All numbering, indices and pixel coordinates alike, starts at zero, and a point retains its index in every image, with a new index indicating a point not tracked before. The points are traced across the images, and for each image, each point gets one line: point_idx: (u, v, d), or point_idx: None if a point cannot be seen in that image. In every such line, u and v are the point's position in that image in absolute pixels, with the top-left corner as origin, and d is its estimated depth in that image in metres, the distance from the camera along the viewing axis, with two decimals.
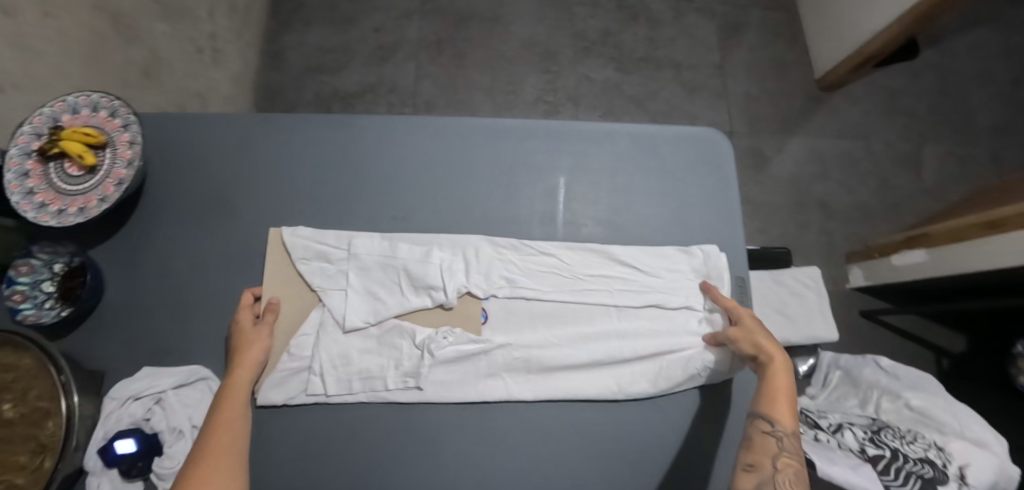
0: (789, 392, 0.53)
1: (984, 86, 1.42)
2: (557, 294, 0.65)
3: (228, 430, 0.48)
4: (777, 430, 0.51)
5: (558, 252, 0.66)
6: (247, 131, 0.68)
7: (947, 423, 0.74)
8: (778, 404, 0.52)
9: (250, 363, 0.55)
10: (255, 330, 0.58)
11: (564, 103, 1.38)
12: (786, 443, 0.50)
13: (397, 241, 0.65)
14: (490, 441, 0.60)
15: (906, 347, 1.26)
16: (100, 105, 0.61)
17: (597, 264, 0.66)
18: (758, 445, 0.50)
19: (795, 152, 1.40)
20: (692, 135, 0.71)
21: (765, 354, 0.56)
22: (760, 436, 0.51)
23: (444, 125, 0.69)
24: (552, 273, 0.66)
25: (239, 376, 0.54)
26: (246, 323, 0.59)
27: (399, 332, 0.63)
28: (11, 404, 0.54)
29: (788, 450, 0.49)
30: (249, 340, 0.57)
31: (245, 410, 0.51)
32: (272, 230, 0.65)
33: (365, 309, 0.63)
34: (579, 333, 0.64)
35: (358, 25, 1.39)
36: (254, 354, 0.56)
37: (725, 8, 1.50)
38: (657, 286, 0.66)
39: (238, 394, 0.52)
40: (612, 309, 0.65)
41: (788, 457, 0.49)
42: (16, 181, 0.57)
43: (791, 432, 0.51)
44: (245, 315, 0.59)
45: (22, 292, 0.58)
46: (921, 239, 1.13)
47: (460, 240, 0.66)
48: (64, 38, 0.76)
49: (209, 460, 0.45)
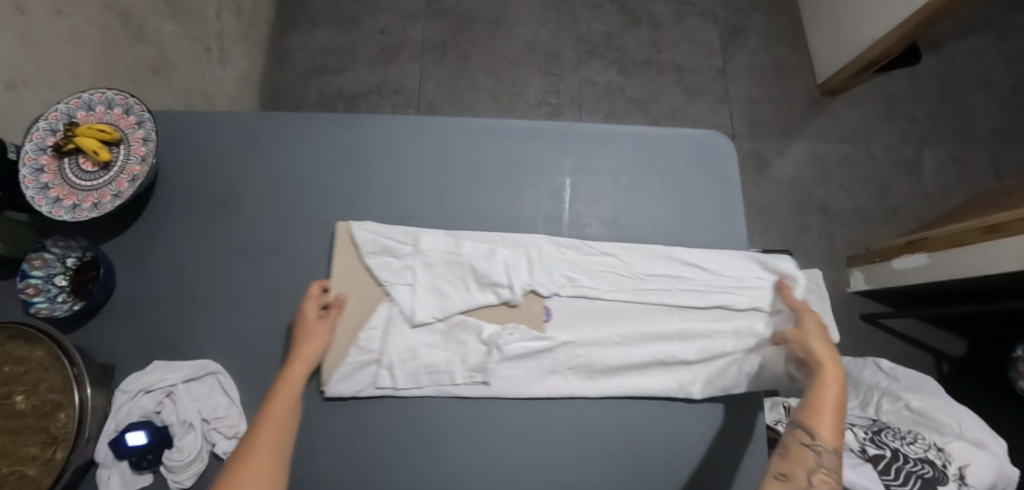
0: (838, 409, 0.50)
1: (984, 92, 1.43)
2: (617, 294, 0.66)
3: (280, 424, 0.48)
4: (818, 444, 0.48)
5: (617, 252, 0.67)
6: (255, 129, 0.69)
7: (946, 424, 0.75)
8: (827, 419, 0.50)
9: (307, 356, 0.56)
10: (319, 325, 0.59)
11: (567, 105, 1.39)
12: (826, 460, 0.47)
13: (462, 238, 0.66)
14: (495, 437, 0.61)
15: (905, 350, 1.27)
16: (114, 102, 0.62)
17: (656, 264, 0.67)
18: (795, 454, 0.48)
19: (796, 156, 1.41)
20: (696, 137, 0.72)
21: (824, 368, 0.54)
22: (799, 445, 0.48)
23: (451, 125, 0.70)
24: (612, 273, 0.67)
25: (293, 370, 0.54)
26: (310, 318, 0.59)
27: (465, 328, 0.64)
28: (23, 396, 0.55)
29: (826, 466, 0.47)
30: (308, 336, 0.58)
31: (294, 406, 0.51)
32: (339, 224, 0.65)
33: (433, 304, 0.64)
34: (640, 332, 0.65)
35: (363, 25, 1.40)
36: (311, 350, 0.57)
37: (727, 12, 1.51)
38: (721, 286, 0.67)
39: (289, 390, 0.52)
40: (672, 309, 0.67)
41: (826, 474, 0.46)
42: (31, 176, 0.58)
43: (834, 451, 0.48)
44: (311, 309, 0.60)
45: (36, 285, 0.59)
46: (921, 244, 1.14)
47: (523, 240, 0.67)
48: (76, 36, 0.77)
49: (255, 456, 0.44)
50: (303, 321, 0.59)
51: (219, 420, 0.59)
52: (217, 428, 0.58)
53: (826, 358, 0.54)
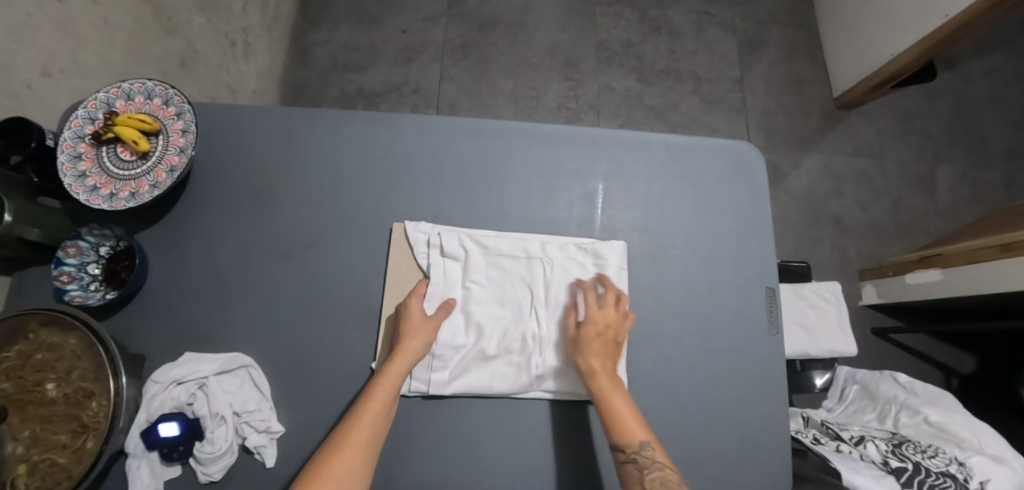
0: (627, 409, 0.56)
1: (998, 111, 1.44)
2: (661, 302, 0.67)
3: (369, 422, 0.51)
4: (636, 454, 0.53)
5: (661, 260, 0.68)
6: (290, 125, 0.69)
7: (965, 438, 0.75)
8: (624, 429, 0.55)
9: (408, 353, 0.57)
10: (425, 323, 0.60)
11: (585, 111, 1.40)
12: (650, 460, 0.53)
13: (511, 240, 0.67)
14: (521, 435, 0.62)
15: (915, 364, 1.28)
16: (153, 93, 0.62)
17: (696, 272, 0.68)
18: (626, 476, 0.53)
19: (811, 168, 1.42)
20: (729, 149, 0.73)
21: (597, 381, 0.58)
22: (623, 468, 0.54)
23: (486, 127, 0.70)
24: (656, 280, 0.68)
25: (394, 366, 0.56)
26: (416, 318, 0.60)
27: (509, 332, 0.64)
28: (55, 384, 0.54)
29: (648, 467, 0.52)
30: (411, 332, 0.59)
31: (389, 402, 0.54)
32: (395, 225, 0.66)
33: (483, 305, 0.65)
34: (680, 339, 0.66)
35: (385, 25, 1.41)
36: (411, 347, 0.58)
37: (746, 24, 1.53)
38: (755, 296, 0.69)
39: (388, 386, 0.54)
40: (712, 318, 0.67)
41: (651, 474, 0.52)
42: (69, 163, 0.59)
43: (646, 445, 0.54)
44: (415, 307, 0.61)
45: (69, 273, 0.59)
46: (936, 259, 1.14)
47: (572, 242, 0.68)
48: (110, 26, 0.78)
49: (347, 453, 0.48)
50: (410, 317, 0.60)
51: (251, 413, 0.59)
52: (248, 421, 0.58)
53: (595, 368, 0.59)
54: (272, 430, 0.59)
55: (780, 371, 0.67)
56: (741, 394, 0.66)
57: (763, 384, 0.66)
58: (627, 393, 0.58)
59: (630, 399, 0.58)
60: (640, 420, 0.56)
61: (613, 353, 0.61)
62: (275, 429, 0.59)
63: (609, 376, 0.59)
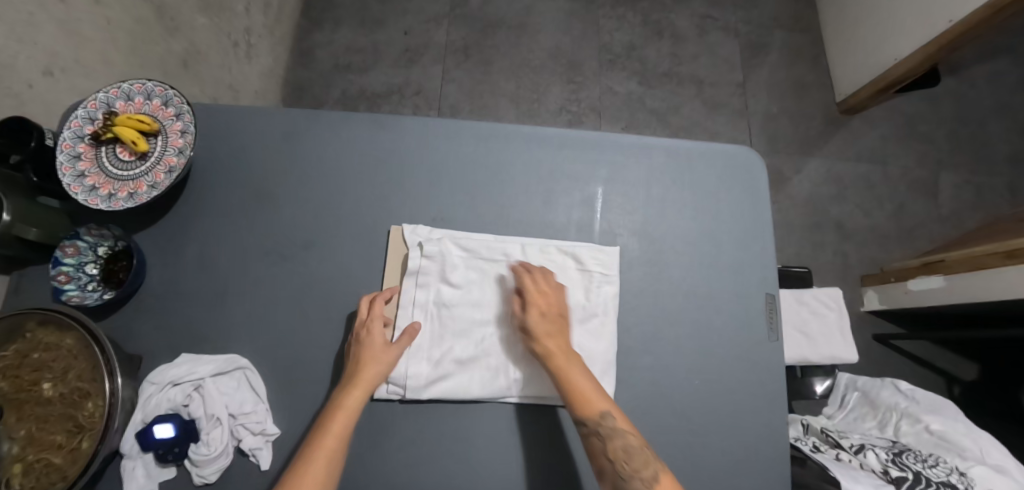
0: (587, 383, 0.57)
1: (1002, 116, 1.44)
2: (658, 305, 0.67)
3: (326, 460, 0.50)
4: (598, 426, 0.55)
5: (659, 265, 0.68)
6: (290, 125, 0.69)
7: (967, 448, 0.74)
8: (583, 402, 0.56)
9: (365, 383, 0.56)
10: (382, 348, 0.59)
11: (587, 114, 1.39)
12: (611, 428, 0.54)
13: (508, 243, 0.66)
14: (518, 440, 0.62)
15: (915, 371, 1.27)
16: (153, 94, 0.62)
17: (692, 277, 0.68)
18: (592, 447, 0.55)
19: (814, 173, 1.41)
20: (729, 153, 0.72)
21: (551, 361, 0.58)
22: (588, 440, 0.55)
23: (486, 130, 0.70)
24: (654, 285, 0.67)
25: (348, 398, 0.55)
26: (377, 343, 0.59)
27: (504, 336, 0.64)
28: (51, 384, 0.55)
29: (611, 434, 0.54)
30: (368, 359, 0.57)
31: (344, 437, 0.53)
32: (392, 228, 0.66)
33: (461, 307, 0.64)
34: (679, 345, 0.66)
35: (388, 27, 1.41)
36: (369, 374, 0.57)
37: (749, 28, 1.52)
38: (755, 304, 0.68)
39: (344, 421, 0.53)
40: (710, 325, 0.67)
41: (615, 440, 0.54)
42: (68, 163, 0.59)
43: (606, 415, 0.55)
44: (376, 333, 0.59)
45: (67, 273, 0.59)
46: (938, 266, 1.13)
47: (568, 245, 0.67)
48: (112, 25, 0.78)
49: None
50: (368, 344, 0.58)
51: (246, 415, 0.58)
52: (244, 423, 0.58)
53: (548, 347, 0.59)
54: (268, 433, 0.59)
55: (780, 377, 0.67)
56: (739, 401, 0.65)
57: (764, 391, 0.66)
58: (582, 365, 0.59)
59: (587, 370, 0.59)
60: (598, 390, 0.57)
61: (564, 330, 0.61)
62: (271, 431, 0.59)
63: (563, 353, 0.59)
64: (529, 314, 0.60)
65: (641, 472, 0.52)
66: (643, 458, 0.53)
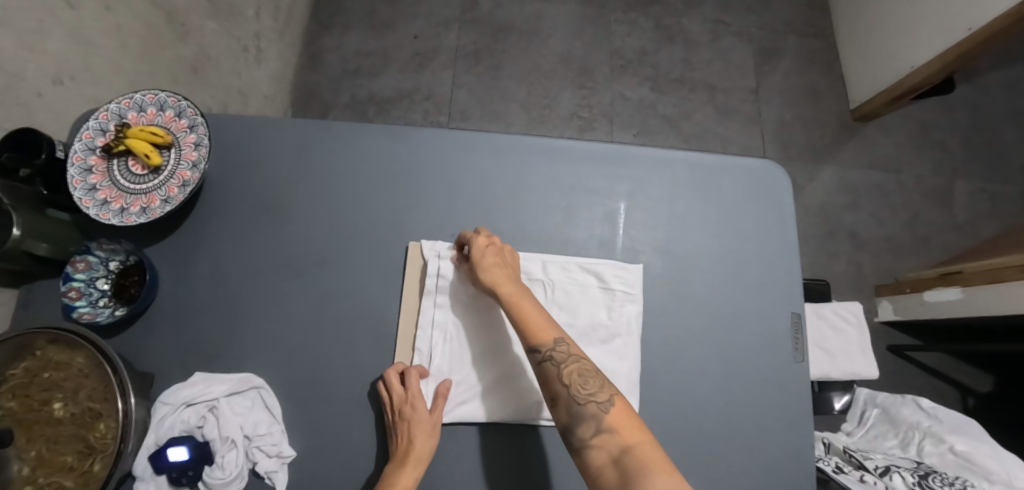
0: (537, 312, 0.57)
1: (1017, 124, 1.42)
2: (680, 324, 0.65)
3: None
4: (551, 351, 0.54)
5: (681, 283, 0.66)
6: (306, 137, 0.68)
7: (993, 470, 0.72)
8: (536, 330, 0.55)
9: (417, 460, 0.54)
10: (428, 421, 0.57)
11: (598, 120, 1.38)
12: (565, 353, 0.54)
13: (529, 260, 0.65)
14: (539, 461, 0.60)
15: (930, 382, 1.26)
16: (166, 105, 0.61)
17: (715, 296, 0.66)
18: (545, 375, 0.54)
19: (827, 181, 1.39)
20: (753, 167, 0.71)
21: (503, 293, 0.58)
22: (542, 367, 0.54)
23: (505, 141, 0.68)
24: (677, 303, 0.66)
25: (404, 477, 0.53)
26: (423, 416, 0.56)
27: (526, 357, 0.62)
28: (62, 403, 0.53)
29: (563, 360, 0.53)
30: (419, 434, 0.55)
31: None
32: (411, 244, 0.65)
33: (481, 325, 0.63)
34: (703, 365, 0.64)
35: (397, 31, 1.39)
36: (422, 450, 0.55)
37: (762, 33, 1.50)
38: (780, 323, 0.67)
39: None
40: (734, 346, 0.65)
41: (569, 365, 0.53)
42: (79, 176, 0.57)
43: (560, 341, 0.55)
44: (421, 407, 0.57)
45: (78, 289, 0.58)
46: (956, 278, 1.11)
47: (589, 263, 0.65)
48: (122, 32, 0.76)
49: None
50: (416, 418, 0.56)
51: (261, 437, 0.57)
52: (260, 445, 0.57)
53: (496, 279, 0.58)
54: (284, 455, 0.58)
55: (806, 398, 0.65)
56: (765, 423, 0.64)
57: (790, 413, 0.64)
58: (532, 297, 0.59)
59: (537, 302, 0.59)
60: (549, 319, 0.57)
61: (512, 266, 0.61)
62: (287, 453, 0.58)
63: (514, 285, 0.59)
64: (477, 248, 0.60)
65: (596, 394, 0.51)
66: (598, 381, 0.52)
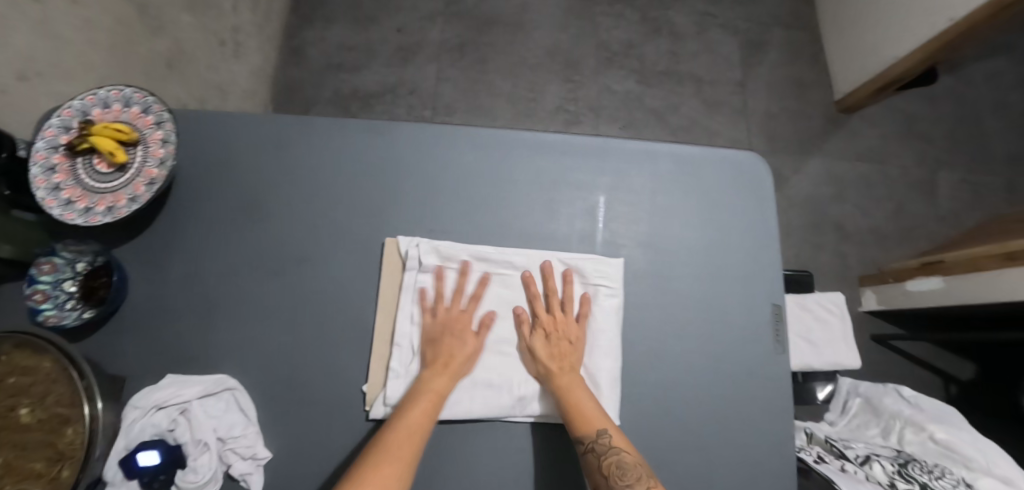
0: (586, 402, 0.57)
1: (1000, 115, 1.43)
2: (662, 318, 0.65)
3: (412, 435, 0.51)
4: (593, 443, 0.54)
5: (662, 276, 0.66)
6: (281, 134, 0.66)
7: (973, 458, 0.73)
8: (581, 419, 0.56)
9: (453, 371, 0.58)
10: (472, 340, 0.60)
11: (584, 113, 1.37)
12: (607, 446, 0.53)
13: (507, 254, 0.64)
14: (518, 458, 0.60)
15: (914, 371, 1.27)
16: (132, 101, 0.59)
17: (697, 288, 0.66)
18: (589, 467, 0.54)
19: (813, 173, 1.40)
20: (736, 160, 0.70)
21: (551, 381, 0.59)
22: (584, 458, 0.54)
23: (485, 136, 0.67)
24: (658, 297, 0.65)
25: (438, 382, 0.57)
26: (467, 337, 0.60)
27: (505, 353, 0.62)
28: (29, 408, 0.51)
29: (604, 454, 0.53)
30: (459, 353, 0.59)
31: (430, 419, 0.54)
32: (387, 240, 0.63)
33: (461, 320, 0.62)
34: (684, 359, 0.64)
35: (381, 24, 1.37)
36: (459, 366, 0.59)
37: (749, 25, 1.50)
38: (760, 316, 0.66)
39: (432, 403, 0.55)
40: (717, 339, 0.65)
41: (610, 458, 0.53)
42: (42, 176, 0.55)
43: (603, 433, 0.54)
44: (466, 328, 0.61)
45: (44, 292, 0.55)
46: (937, 267, 1.12)
47: (569, 256, 0.65)
48: (91, 26, 0.74)
49: (397, 459, 0.48)
50: (461, 336, 0.60)
51: (236, 439, 0.56)
52: (234, 448, 0.56)
53: (544, 364, 0.59)
54: (258, 457, 0.57)
55: (788, 391, 0.65)
56: (747, 416, 0.64)
57: (771, 406, 0.64)
58: (584, 387, 0.59)
59: (588, 391, 0.59)
60: (598, 410, 0.57)
61: (574, 356, 0.61)
62: (262, 455, 0.57)
63: (566, 373, 0.59)
64: (532, 336, 0.61)
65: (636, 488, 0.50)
66: (637, 474, 0.51)
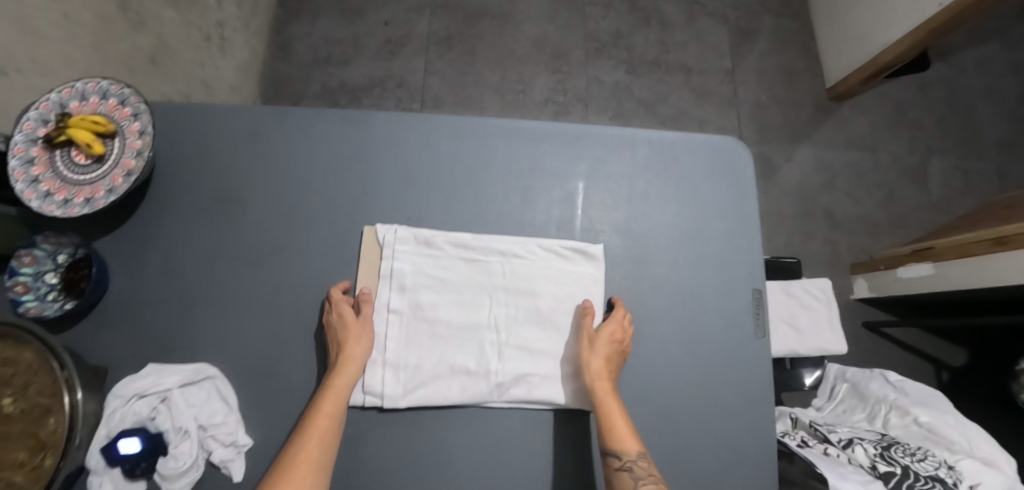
0: (630, 420, 0.56)
1: (992, 101, 1.42)
2: (641, 303, 0.65)
3: (320, 440, 0.51)
4: (632, 462, 0.53)
5: (640, 262, 0.66)
6: (259, 125, 0.66)
7: (956, 440, 0.74)
8: (622, 435, 0.54)
9: (351, 359, 0.56)
10: (358, 325, 0.58)
11: (573, 104, 1.37)
12: (644, 471, 0.53)
13: (486, 241, 0.64)
14: (498, 443, 0.60)
15: (904, 358, 1.27)
16: (109, 93, 0.59)
17: (676, 274, 0.66)
18: (618, 485, 0.52)
19: (803, 161, 1.39)
20: (715, 145, 0.70)
21: (600, 385, 0.57)
22: (616, 475, 0.53)
23: (463, 124, 0.67)
24: (637, 282, 0.66)
25: (339, 375, 0.55)
26: (350, 320, 0.58)
27: (484, 339, 0.62)
28: (11, 399, 0.51)
29: (640, 478, 0.52)
30: (350, 339, 0.57)
31: (339, 415, 0.54)
32: (366, 229, 0.64)
33: (440, 307, 0.62)
34: (663, 343, 0.64)
35: (368, 18, 1.37)
36: (354, 352, 0.57)
37: (738, 14, 1.49)
38: (739, 299, 0.67)
39: (335, 400, 0.54)
40: (696, 324, 0.65)
41: (645, 485, 0.52)
42: (21, 169, 0.56)
43: (642, 456, 0.54)
44: (348, 314, 0.58)
45: (25, 283, 0.56)
46: (928, 253, 1.12)
47: (547, 243, 0.65)
48: (71, 21, 0.74)
49: (305, 466, 0.49)
50: (345, 324, 0.58)
51: (217, 426, 0.57)
52: (214, 435, 0.56)
53: (599, 368, 0.58)
54: (240, 444, 0.57)
55: (769, 375, 0.65)
56: (727, 400, 0.64)
57: (752, 390, 0.64)
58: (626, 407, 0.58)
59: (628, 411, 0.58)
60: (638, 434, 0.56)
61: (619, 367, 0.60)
62: (243, 442, 0.57)
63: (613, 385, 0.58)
64: (599, 336, 0.60)
65: None
66: None
